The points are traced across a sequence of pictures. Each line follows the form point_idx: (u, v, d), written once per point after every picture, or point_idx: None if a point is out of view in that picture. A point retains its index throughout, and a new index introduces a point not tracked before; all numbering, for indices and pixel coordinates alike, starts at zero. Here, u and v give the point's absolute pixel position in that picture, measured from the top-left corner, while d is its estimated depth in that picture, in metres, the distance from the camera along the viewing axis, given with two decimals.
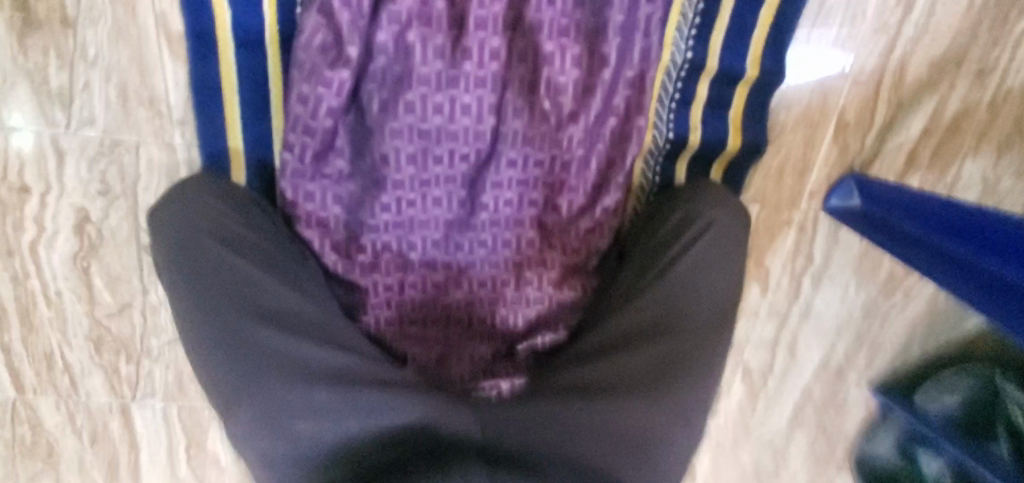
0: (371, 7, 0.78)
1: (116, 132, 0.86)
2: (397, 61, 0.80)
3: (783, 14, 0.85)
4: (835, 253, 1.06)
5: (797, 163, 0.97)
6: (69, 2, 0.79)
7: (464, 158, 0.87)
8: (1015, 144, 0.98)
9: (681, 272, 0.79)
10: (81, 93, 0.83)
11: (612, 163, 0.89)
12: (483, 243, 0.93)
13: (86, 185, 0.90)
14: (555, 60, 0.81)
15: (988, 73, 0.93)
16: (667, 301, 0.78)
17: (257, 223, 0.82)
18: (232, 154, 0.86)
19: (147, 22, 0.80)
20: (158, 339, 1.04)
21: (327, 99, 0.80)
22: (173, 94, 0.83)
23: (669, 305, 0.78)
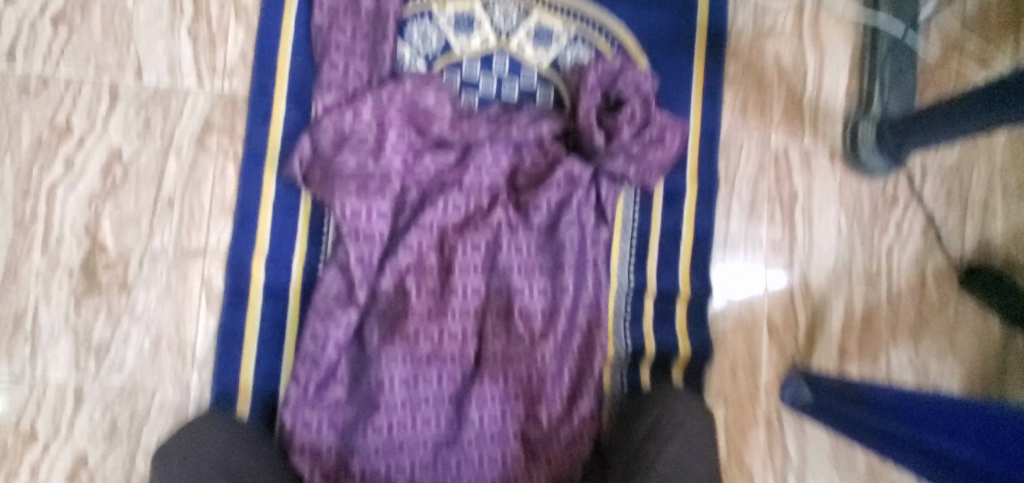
0: (377, 262, 0.97)
1: (139, 376, 0.96)
2: (395, 301, 0.98)
3: (700, 246, 1.09)
4: (808, 447, 1.11)
5: (745, 363, 1.10)
6: (128, 272, 0.97)
7: (451, 380, 0.98)
8: (925, 334, 1.15)
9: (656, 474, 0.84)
10: (116, 344, 0.96)
11: (582, 374, 1.01)
12: (470, 461, 0.98)
13: (93, 429, 0.95)
14: (525, 293, 1.00)
15: (877, 279, 1.15)
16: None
17: (255, 456, 0.87)
18: (241, 390, 0.96)
19: (191, 283, 0.98)
20: None
21: (334, 336, 0.94)
22: (200, 340, 0.97)
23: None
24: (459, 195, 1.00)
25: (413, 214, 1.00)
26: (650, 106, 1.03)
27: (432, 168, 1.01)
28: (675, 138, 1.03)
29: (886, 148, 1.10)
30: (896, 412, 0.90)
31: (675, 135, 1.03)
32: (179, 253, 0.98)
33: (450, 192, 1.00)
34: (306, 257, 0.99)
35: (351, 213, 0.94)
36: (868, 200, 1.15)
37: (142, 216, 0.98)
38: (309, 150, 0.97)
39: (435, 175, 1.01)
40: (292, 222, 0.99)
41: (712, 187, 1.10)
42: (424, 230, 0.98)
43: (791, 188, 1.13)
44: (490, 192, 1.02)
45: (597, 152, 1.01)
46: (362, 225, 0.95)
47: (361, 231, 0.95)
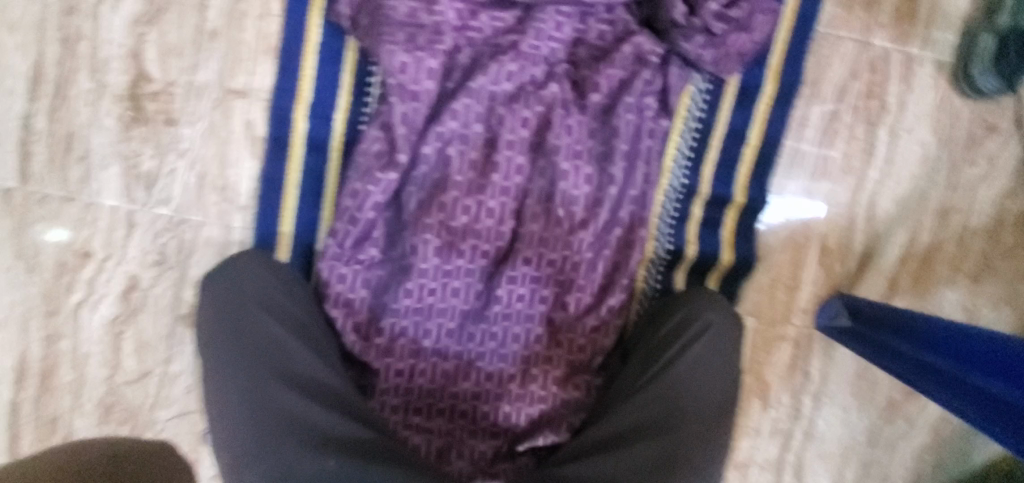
0: (420, 124, 0.93)
1: (185, 210, 0.98)
2: (435, 169, 0.95)
3: (765, 153, 1.00)
4: (832, 372, 1.10)
5: (786, 281, 1.06)
6: (173, 105, 0.96)
7: (484, 255, 0.97)
8: (988, 278, 1.07)
9: (679, 372, 0.85)
10: (162, 177, 0.97)
11: (616, 267, 0.99)
12: (494, 335, 0.99)
13: (143, 254, 0.99)
14: (570, 176, 0.95)
15: (952, 213, 1.05)
16: (667, 402, 0.83)
17: (294, 295, 0.91)
18: (280, 236, 0.98)
19: (233, 127, 0.96)
20: (165, 412, 1.04)
21: (373, 195, 0.93)
22: (243, 183, 0.97)
23: (669, 405, 0.83)
24: (513, 63, 0.93)
25: (462, 77, 0.93)
26: None
27: (488, 28, 0.93)
28: (764, 21, 0.91)
29: (1005, 64, 0.95)
30: (944, 344, 0.88)
31: (765, 19, 0.91)
32: (223, 92, 0.95)
33: (504, 57, 0.93)
34: (348, 112, 0.95)
35: (399, 66, 0.89)
36: (965, 124, 1.03)
37: (187, 48, 0.95)
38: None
39: (490, 38, 0.93)
40: (337, 72, 0.95)
41: (792, 87, 0.99)
42: (472, 96, 0.93)
43: (881, 99, 1.01)
44: (546, 65, 0.95)
45: (671, 28, 0.91)
46: (409, 81, 0.90)
47: (408, 88, 0.90)
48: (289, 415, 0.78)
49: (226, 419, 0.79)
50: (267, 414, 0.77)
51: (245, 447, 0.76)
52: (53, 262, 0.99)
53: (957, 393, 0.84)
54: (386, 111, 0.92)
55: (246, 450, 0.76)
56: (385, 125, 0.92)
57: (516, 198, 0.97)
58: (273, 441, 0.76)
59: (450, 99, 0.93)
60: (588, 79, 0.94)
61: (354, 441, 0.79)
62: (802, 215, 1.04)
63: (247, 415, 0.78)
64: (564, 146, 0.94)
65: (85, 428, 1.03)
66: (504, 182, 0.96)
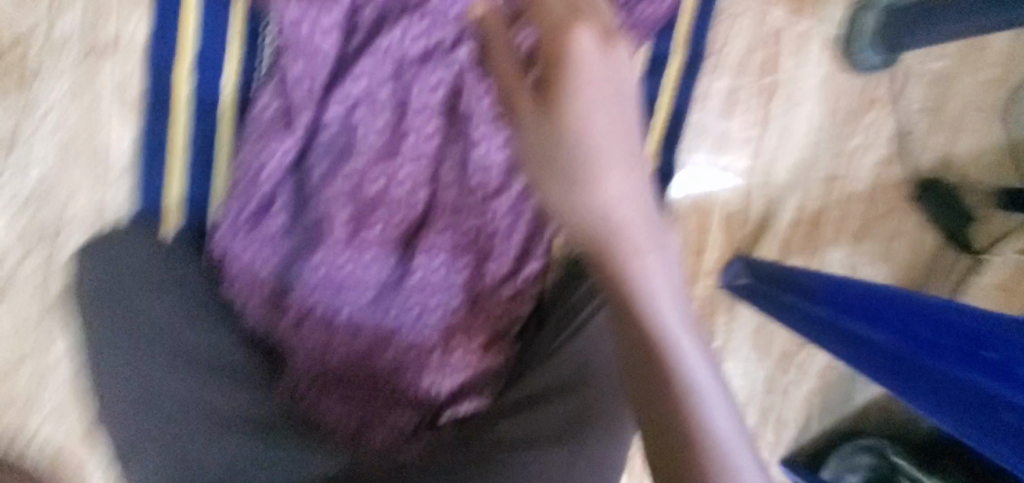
0: (322, 86, 0.87)
1: (50, 182, 0.87)
2: (341, 135, 0.89)
3: (673, 121, 1.04)
4: (734, 329, 1.18)
5: (693, 245, 1.11)
6: (28, 62, 0.84)
7: (397, 226, 0.94)
8: (865, 238, 1.19)
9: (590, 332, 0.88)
10: (20, 142, 0.86)
11: (533, 234, 0.99)
12: (411, 308, 0.96)
13: (2, 233, 0.87)
14: (483, 144, 0.94)
15: (837, 179, 1.15)
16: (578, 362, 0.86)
17: (186, 271, 0.86)
18: (168, 210, 0.89)
19: (107, 86, 0.86)
20: (43, 408, 0.93)
21: (271, 163, 0.86)
22: (120, 151, 0.88)
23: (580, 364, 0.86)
24: (420, 23, 0.89)
25: (366, 37, 0.88)
26: None
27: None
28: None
29: (887, 43, 1.05)
30: (841, 302, 0.96)
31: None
32: (88, 48, 0.85)
33: (411, 16, 0.88)
34: (241, 72, 0.88)
35: (293, 23, 0.83)
36: (848, 97, 1.11)
37: None
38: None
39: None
40: (223, 27, 0.86)
41: (697, 58, 1.02)
42: (376, 56, 0.88)
43: (777, 71, 1.07)
44: (455, 28, 0.91)
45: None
46: (306, 40, 0.84)
47: (305, 47, 0.85)
48: (169, 395, 0.77)
49: (106, 394, 0.78)
50: (146, 392, 0.77)
51: (121, 423, 0.77)
52: None
53: (851, 345, 0.92)
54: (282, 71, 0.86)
55: (123, 427, 0.76)
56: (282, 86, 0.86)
57: (429, 166, 0.94)
58: (152, 419, 0.76)
59: (353, 59, 0.88)
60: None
61: (239, 419, 0.80)
62: (708, 183, 1.09)
63: (126, 393, 0.77)
64: (478, 111, 0.92)
65: None
66: (416, 149, 0.92)
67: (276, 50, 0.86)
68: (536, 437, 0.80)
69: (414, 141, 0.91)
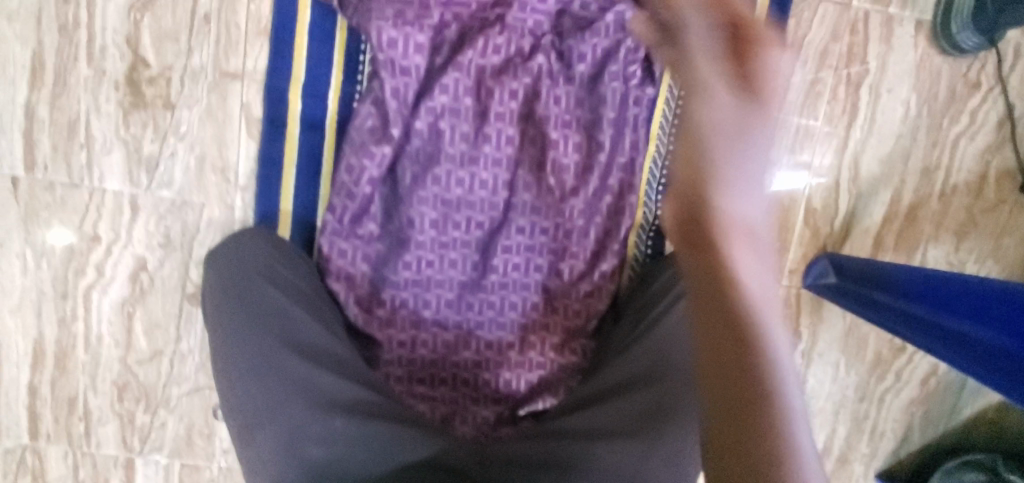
0: (412, 99, 0.95)
1: (187, 193, 1.01)
2: (429, 143, 0.97)
3: None
4: (821, 330, 1.13)
5: (774, 243, 1.09)
6: (171, 90, 0.98)
7: (479, 226, 1.00)
8: (971, 234, 1.10)
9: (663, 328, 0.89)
10: (164, 160, 1.00)
11: (608, 233, 1.02)
12: (492, 304, 1.02)
13: (150, 237, 1.02)
14: (559, 146, 0.98)
15: (935, 171, 1.07)
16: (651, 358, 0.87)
17: (297, 268, 0.95)
18: (281, 215, 1.01)
19: (231, 109, 0.99)
20: (178, 388, 1.08)
21: (368, 170, 0.95)
22: (242, 164, 1.00)
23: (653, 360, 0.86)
24: (499, 36, 0.95)
25: (451, 52, 0.96)
26: None
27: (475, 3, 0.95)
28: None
29: (983, 21, 0.96)
30: (938, 300, 0.93)
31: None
32: (218, 75, 0.98)
33: (491, 30, 0.95)
34: (341, 91, 0.98)
35: (388, 43, 0.91)
36: (946, 82, 1.04)
37: (181, 33, 0.97)
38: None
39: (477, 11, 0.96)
40: (328, 52, 0.97)
41: (775, 51, 1.01)
42: (460, 69, 0.95)
43: (863, 61, 1.03)
44: (531, 38, 0.97)
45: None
46: (399, 57, 0.92)
47: (398, 63, 0.93)
48: (293, 378, 0.81)
49: (231, 382, 0.82)
50: (271, 378, 0.80)
51: (251, 409, 0.79)
52: (62, 247, 1.02)
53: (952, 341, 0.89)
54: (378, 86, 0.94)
55: (253, 413, 0.79)
56: (378, 101, 0.95)
57: (508, 169, 0.99)
58: (277, 404, 0.79)
59: (440, 73, 0.96)
60: (574, 50, 0.97)
61: (357, 402, 0.82)
62: (789, 179, 1.07)
63: (252, 380, 0.81)
64: (552, 116, 0.97)
65: (102, 406, 1.08)
66: (496, 154, 0.98)
67: (372, 69, 0.95)
68: (609, 429, 0.82)
69: (494, 147, 0.98)
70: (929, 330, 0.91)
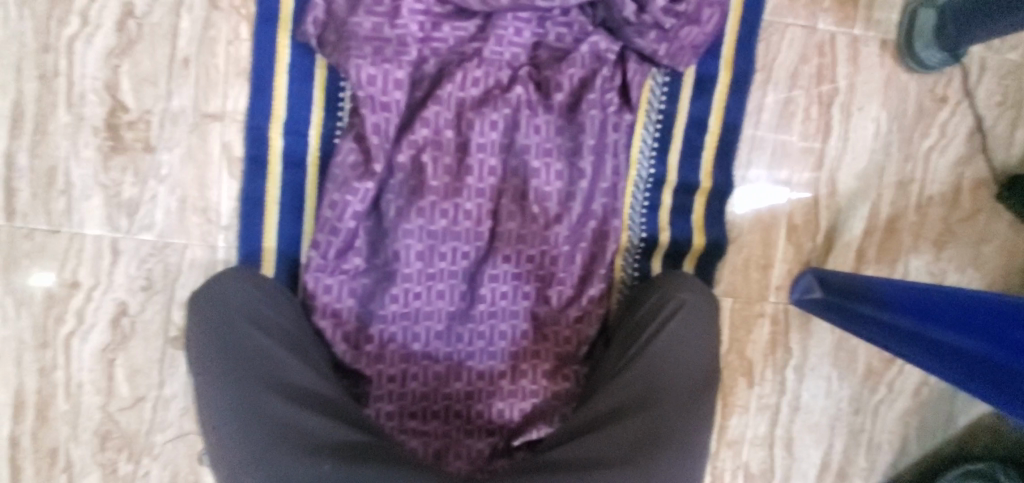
0: (393, 133, 0.96)
1: (169, 234, 1.00)
2: (411, 176, 0.98)
3: (727, 137, 1.05)
4: (811, 345, 1.13)
5: (759, 260, 1.10)
6: (151, 133, 0.98)
7: (465, 256, 1.00)
8: (950, 243, 1.12)
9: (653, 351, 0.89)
10: (145, 203, 0.99)
11: (594, 258, 1.02)
12: (481, 334, 1.01)
13: (131, 281, 1.01)
14: (541, 174, 0.99)
15: (911, 183, 1.10)
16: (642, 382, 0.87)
17: (282, 308, 0.94)
18: (264, 253, 1.00)
19: (212, 149, 0.99)
20: (162, 435, 1.05)
21: (351, 205, 0.95)
22: (224, 204, 1.00)
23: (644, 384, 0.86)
24: (477, 69, 0.97)
25: (431, 87, 0.97)
26: None
27: (452, 38, 0.97)
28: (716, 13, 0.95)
29: (944, 40, 1.00)
30: (918, 309, 0.91)
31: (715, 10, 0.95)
32: (199, 116, 0.98)
33: (469, 63, 0.97)
34: (323, 128, 0.99)
35: (367, 80, 0.92)
36: (914, 98, 1.08)
37: (160, 76, 0.97)
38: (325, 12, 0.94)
39: (455, 45, 0.98)
40: (308, 90, 0.98)
41: (747, 74, 1.03)
42: (439, 102, 0.97)
43: (833, 80, 1.06)
44: (509, 70, 0.98)
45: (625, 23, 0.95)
46: (378, 93, 0.93)
47: (378, 99, 0.94)
48: (280, 423, 0.79)
49: (218, 431, 0.80)
50: (258, 424, 0.79)
51: (239, 458, 0.77)
52: (41, 296, 1.00)
53: (931, 351, 0.87)
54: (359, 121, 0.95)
55: (241, 462, 0.77)
56: (359, 136, 0.95)
57: (492, 198, 1.00)
58: (266, 451, 0.77)
59: (420, 107, 0.97)
60: (551, 80, 0.98)
61: (347, 445, 0.80)
62: (770, 196, 1.08)
63: (239, 427, 0.79)
64: (533, 145, 0.98)
65: (83, 457, 1.04)
66: (479, 184, 0.99)
67: (352, 105, 0.96)
68: (602, 459, 0.80)
69: (476, 177, 0.98)
70: (912, 339, 0.91)
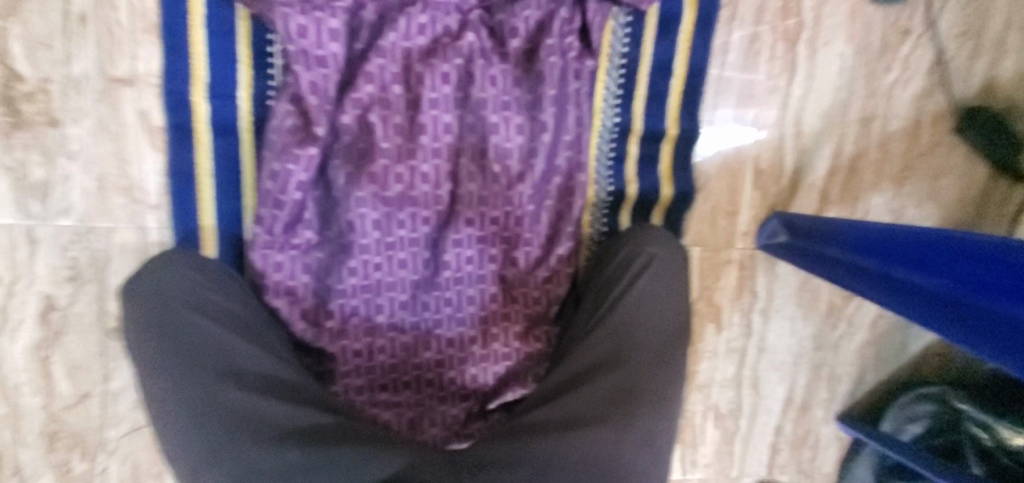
0: (334, 92, 0.87)
1: (91, 218, 0.90)
2: (359, 138, 0.90)
3: (692, 80, 1.00)
4: (777, 287, 1.15)
5: (726, 206, 1.08)
6: (52, 104, 0.86)
7: (425, 222, 0.94)
8: (909, 178, 1.13)
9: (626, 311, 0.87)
10: (57, 184, 0.88)
11: (561, 216, 0.98)
12: (448, 301, 0.97)
13: (55, 272, 0.91)
14: (501, 129, 0.92)
15: (873, 120, 1.09)
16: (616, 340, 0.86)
17: (228, 289, 0.86)
18: (203, 232, 0.91)
19: (127, 120, 0.87)
20: (115, 431, 0.98)
21: (294, 174, 0.87)
22: (150, 180, 0.90)
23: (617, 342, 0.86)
24: (423, 14, 0.88)
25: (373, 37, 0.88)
26: None
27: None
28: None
29: None
30: (883, 249, 0.92)
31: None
32: (106, 81, 0.86)
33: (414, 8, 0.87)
34: (253, 89, 0.88)
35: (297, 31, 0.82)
36: (878, 31, 1.04)
37: (53, 36, 0.84)
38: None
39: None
40: (232, 46, 0.87)
41: (712, 11, 0.97)
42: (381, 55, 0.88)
43: (798, 15, 1.01)
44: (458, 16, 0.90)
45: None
46: (312, 45, 0.83)
47: (313, 53, 0.84)
48: (236, 414, 0.74)
49: (172, 427, 0.75)
50: (212, 417, 0.74)
51: (197, 452, 0.73)
52: None
53: (896, 292, 0.88)
54: (294, 79, 0.85)
55: (200, 456, 0.73)
56: (296, 96, 0.86)
57: (449, 158, 0.93)
58: (224, 443, 0.73)
59: (362, 60, 0.88)
60: (504, 24, 0.90)
61: (312, 429, 0.76)
62: (737, 140, 1.05)
63: (193, 422, 0.74)
64: (489, 98, 0.91)
65: (31, 460, 0.97)
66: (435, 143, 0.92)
67: (285, 62, 0.86)
68: (578, 419, 0.80)
69: (431, 136, 0.91)
70: (876, 281, 0.91)
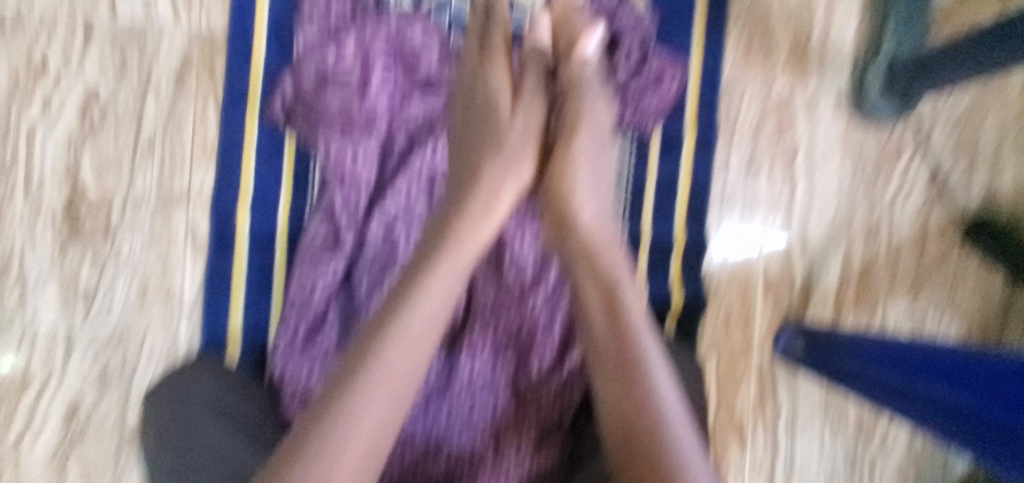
0: (363, 209, 0.95)
1: (129, 322, 0.95)
2: (383, 249, 0.95)
3: (697, 196, 1.06)
4: (799, 400, 1.11)
5: (739, 316, 1.09)
6: (113, 218, 0.96)
7: (441, 329, 0.99)
8: (924, 289, 1.13)
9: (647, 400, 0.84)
10: (103, 290, 0.95)
11: (573, 324, 1.00)
12: (461, 410, 0.96)
13: (86, 374, 0.95)
14: (515, 243, 1.00)
15: (879, 231, 1.11)
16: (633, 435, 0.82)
17: (247, 394, 0.88)
18: (230, 336, 0.96)
19: (176, 232, 0.96)
20: None
21: (321, 283, 0.92)
22: (188, 287, 0.96)
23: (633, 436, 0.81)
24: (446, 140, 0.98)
25: (401, 159, 0.97)
26: (648, 44, 1.03)
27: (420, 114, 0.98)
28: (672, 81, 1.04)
29: (891, 95, 1.05)
30: (902, 362, 0.88)
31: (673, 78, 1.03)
32: (163, 199, 0.96)
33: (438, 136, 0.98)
34: (291, 206, 0.97)
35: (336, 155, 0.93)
36: (871, 151, 1.11)
37: (124, 161, 0.96)
38: (292, 92, 0.95)
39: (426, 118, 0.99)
40: (277, 169, 0.97)
41: (711, 136, 1.06)
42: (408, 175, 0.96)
43: (793, 138, 1.09)
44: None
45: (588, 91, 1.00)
46: (348, 167, 0.94)
47: (348, 173, 0.94)
48: None
49: None
50: None
51: None
52: None
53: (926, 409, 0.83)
54: (329, 195, 0.94)
55: None
56: (329, 210, 0.94)
57: (467, 268, 0.99)
58: None
59: (390, 179, 0.96)
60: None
61: None
62: (749, 247, 1.09)
63: None
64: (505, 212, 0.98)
65: None
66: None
67: (321, 182, 0.96)
68: None
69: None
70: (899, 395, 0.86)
